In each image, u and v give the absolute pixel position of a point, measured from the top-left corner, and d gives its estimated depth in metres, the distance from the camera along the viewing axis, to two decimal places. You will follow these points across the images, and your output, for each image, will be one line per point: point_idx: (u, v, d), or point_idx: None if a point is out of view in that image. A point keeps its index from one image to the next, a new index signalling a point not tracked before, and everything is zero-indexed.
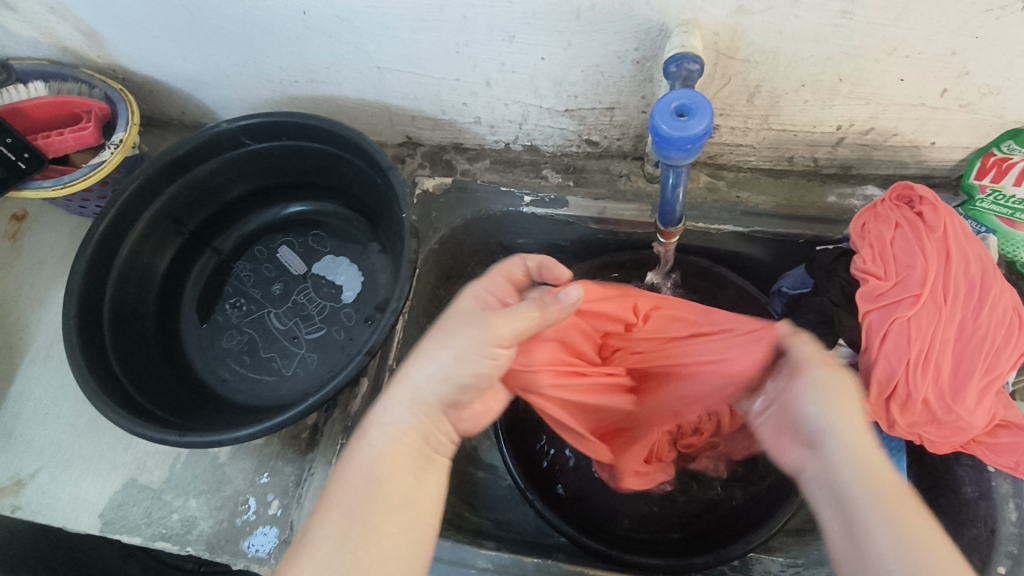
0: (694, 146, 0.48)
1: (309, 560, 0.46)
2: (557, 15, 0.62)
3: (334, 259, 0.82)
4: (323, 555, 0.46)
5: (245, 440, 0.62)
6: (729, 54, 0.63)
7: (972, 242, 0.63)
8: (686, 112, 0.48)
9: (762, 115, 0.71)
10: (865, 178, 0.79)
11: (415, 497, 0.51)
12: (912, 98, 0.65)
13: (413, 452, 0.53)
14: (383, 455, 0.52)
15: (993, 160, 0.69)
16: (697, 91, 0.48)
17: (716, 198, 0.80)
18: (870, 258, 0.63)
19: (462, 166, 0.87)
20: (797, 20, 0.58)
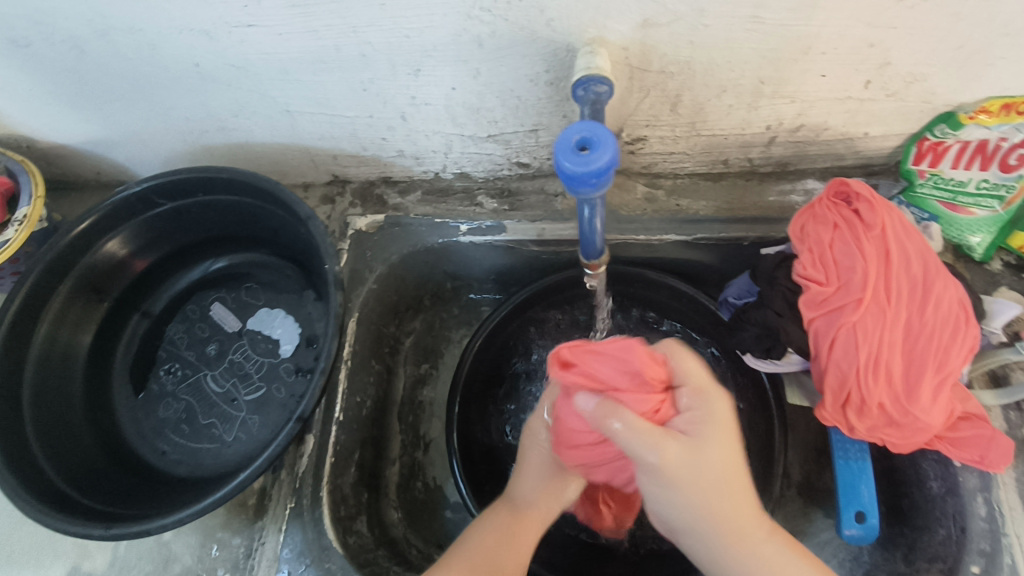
0: (602, 180, 0.46)
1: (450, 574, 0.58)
2: (458, 44, 0.59)
3: (268, 312, 0.79)
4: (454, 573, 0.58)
5: (174, 526, 0.59)
6: (643, 66, 0.61)
7: (914, 235, 0.61)
8: (589, 145, 0.46)
9: (689, 122, 0.69)
10: (804, 172, 0.77)
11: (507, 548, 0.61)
12: (837, 92, 0.63)
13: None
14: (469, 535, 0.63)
15: (928, 145, 0.68)
16: (597, 122, 0.46)
17: (655, 208, 0.77)
18: (807, 265, 0.61)
19: (394, 201, 0.84)
20: (704, 29, 0.55)
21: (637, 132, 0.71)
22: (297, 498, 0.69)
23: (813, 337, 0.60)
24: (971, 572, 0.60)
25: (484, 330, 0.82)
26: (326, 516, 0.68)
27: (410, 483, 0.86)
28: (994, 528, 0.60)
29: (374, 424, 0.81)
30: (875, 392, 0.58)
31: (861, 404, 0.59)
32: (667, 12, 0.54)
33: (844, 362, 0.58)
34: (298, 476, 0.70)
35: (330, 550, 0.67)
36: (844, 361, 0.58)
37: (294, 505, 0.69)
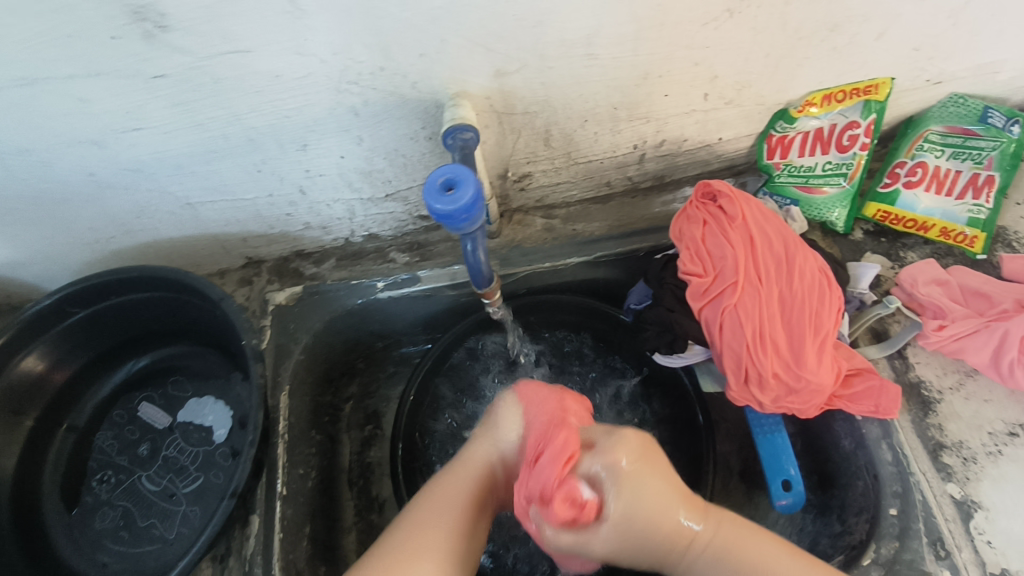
0: (474, 212, 0.50)
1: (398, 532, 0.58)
2: (336, 117, 0.64)
3: (198, 401, 0.79)
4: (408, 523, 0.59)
5: None
6: (508, 112, 0.67)
7: (772, 220, 0.68)
8: (454, 185, 0.50)
9: (564, 153, 0.75)
10: (680, 182, 0.84)
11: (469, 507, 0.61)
12: (683, 107, 0.71)
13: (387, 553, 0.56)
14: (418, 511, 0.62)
15: (775, 140, 0.77)
16: (458, 163, 0.50)
17: (554, 236, 0.83)
18: (686, 261, 0.66)
19: (310, 271, 0.87)
20: (552, 70, 0.62)
21: (520, 170, 0.77)
22: None
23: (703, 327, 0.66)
24: (891, 515, 0.64)
25: (416, 377, 0.85)
26: None
27: (369, 547, 0.86)
28: (901, 470, 0.66)
29: (323, 494, 0.81)
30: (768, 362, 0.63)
31: (759, 378, 0.65)
32: (514, 61, 0.60)
33: (735, 344, 0.64)
34: (247, 559, 0.69)
35: None
36: (734, 340, 0.64)
37: None
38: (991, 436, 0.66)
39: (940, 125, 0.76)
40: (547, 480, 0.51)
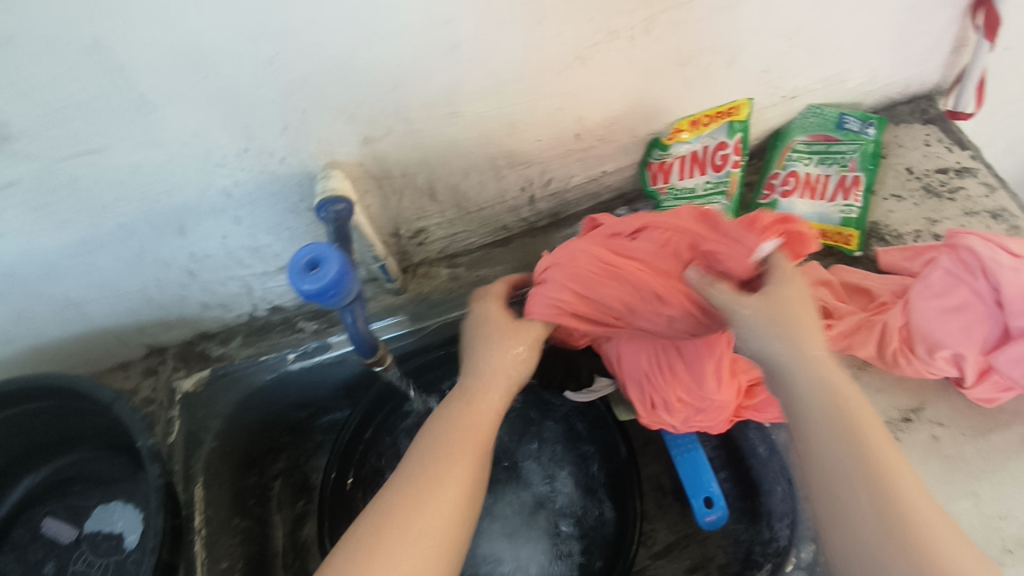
0: (347, 282, 0.50)
1: (397, 497, 0.51)
2: (207, 201, 0.63)
3: (105, 507, 0.75)
4: (407, 480, 0.52)
5: None
6: (386, 174, 0.67)
7: (697, 213, 0.61)
8: (317, 263, 0.49)
9: (453, 205, 0.76)
10: (576, 216, 0.86)
11: (476, 440, 0.56)
12: (559, 148, 0.72)
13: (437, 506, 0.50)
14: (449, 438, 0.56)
15: (654, 167, 0.80)
16: (316, 242, 0.49)
17: (460, 285, 0.84)
18: (584, 257, 0.62)
19: (217, 352, 0.85)
20: (419, 132, 0.62)
21: (413, 226, 0.77)
22: None
23: (615, 293, 0.61)
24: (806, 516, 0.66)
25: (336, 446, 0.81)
26: None
27: None
28: None
29: None
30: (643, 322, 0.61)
31: (665, 404, 0.67)
32: (379, 127, 0.60)
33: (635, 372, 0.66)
34: None
35: None
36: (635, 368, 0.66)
37: None
38: (888, 424, 0.69)
39: (804, 135, 0.81)
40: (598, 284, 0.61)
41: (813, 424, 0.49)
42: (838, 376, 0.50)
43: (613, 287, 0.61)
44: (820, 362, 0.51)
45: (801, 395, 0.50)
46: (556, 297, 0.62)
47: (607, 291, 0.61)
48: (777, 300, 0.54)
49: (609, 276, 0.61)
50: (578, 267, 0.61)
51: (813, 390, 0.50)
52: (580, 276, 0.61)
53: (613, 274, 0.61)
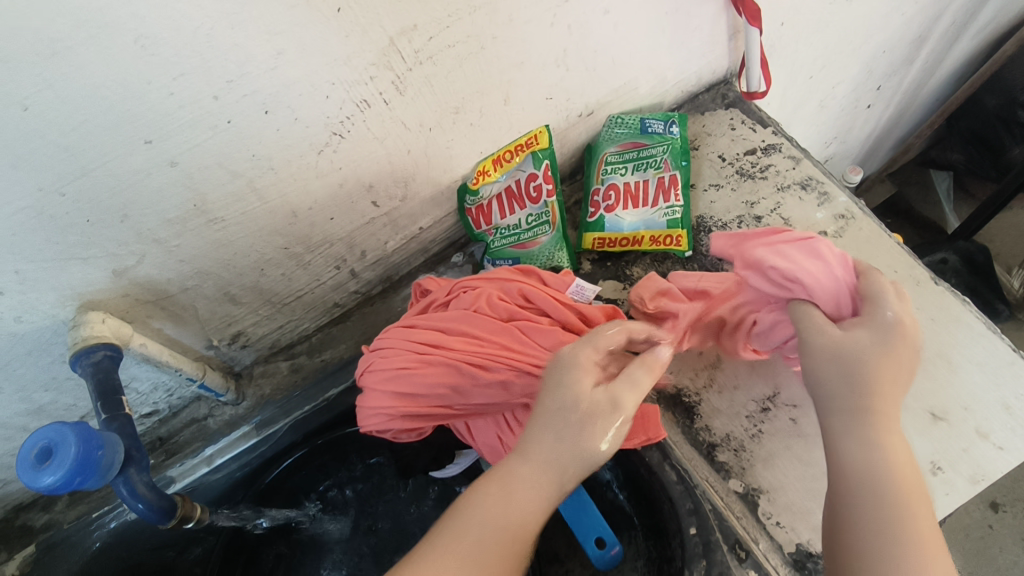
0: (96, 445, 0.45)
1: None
2: None
3: None
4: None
5: None
6: (163, 296, 0.60)
7: (494, 275, 0.64)
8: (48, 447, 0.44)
9: (265, 301, 0.70)
10: (411, 275, 0.82)
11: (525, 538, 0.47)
12: (358, 220, 0.68)
13: (525, 545, 0.46)
14: (558, 458, 0.49)
15: (473, 212, 0.76)
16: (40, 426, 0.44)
17: (304, 375, 0.77)
18: (393, 355, 0.58)
19: (41, 520, 0.74)
20: (179, 247, 0.56)
21: (228, 332, 0.70)
22: None
23: (445, 380, 0.56)
24: (693, 534, 0.63)
25: None
26: None
27: None
28: (688, 485, 0.66)
29: None
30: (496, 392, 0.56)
31: None
32: (129, 255, 0.54)
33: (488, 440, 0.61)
34: None
35: None
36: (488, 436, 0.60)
37: None
38: (749, 419, 0.68)
39: (614, 146, 0.80)
40: (418, 363, 0.57)
41: (849, 493, 0.47)
42: (899, 450, 0.48)
43: (456, 369, 0.56)
44: (882, 438, 0.48)
45: (845, 451, 0.49)
46: (384, 409, 0.58)
47: (429, 370, 0.56)
48: (854, 356, 0.52)
49: (427, 351, 0.57)
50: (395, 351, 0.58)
51: (860, 451, 0.48)
52: (397, 359, 0.57)
53: (431, 348, 0.57)
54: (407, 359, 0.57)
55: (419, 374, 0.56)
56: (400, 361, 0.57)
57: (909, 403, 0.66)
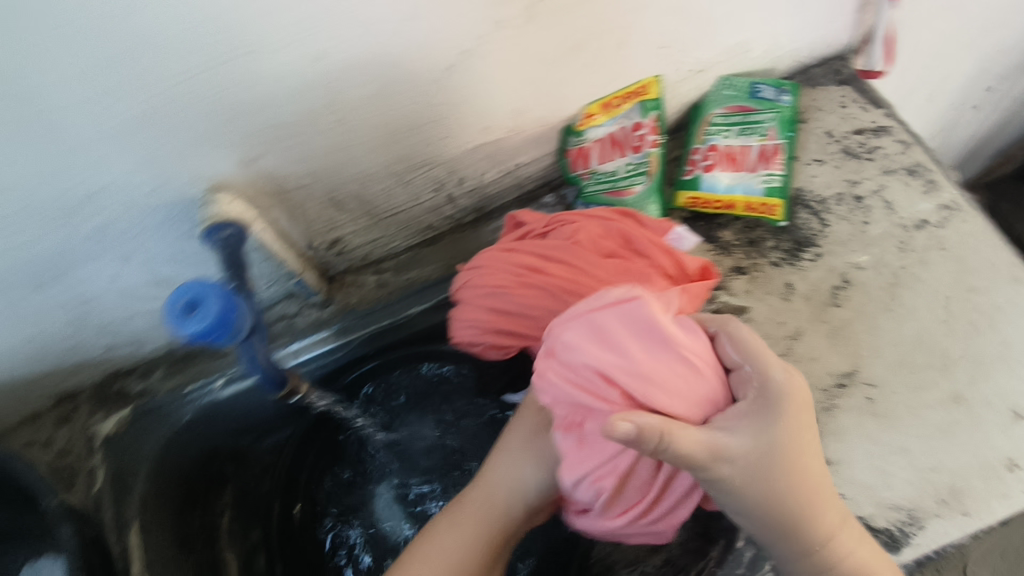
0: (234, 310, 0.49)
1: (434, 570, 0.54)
2: (85, 240, 0.58)
3: (34, 565, 0.72)
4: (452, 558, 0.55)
5: None
6: (281, 190, 0.63)
7: (595, 212, 0.65)
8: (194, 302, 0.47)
9: (365, 212, 0.73)
10: (500, 208, 0.84)
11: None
12: (466, 145, 0.70)
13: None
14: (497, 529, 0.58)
15: (573, 153, 0.77)
16: (189, 281, 0.48)
17: (389, 290, 0.81)
18: (494, 273, 0.60)
19: (137, 388, 0.80)
20: (302, 143, 0.59)
21: (328, 237, 0.74)
22: None
23: (542, 305, 0.59)
24: None
25: None
26: None
27: None
28: None
29: None
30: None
31: None
32: (258, 144, 0.57)
33: None
34: None
35: None
36: None
37: None
38: (826, 393, 0.67)
39: (720, 108, 0.80)
40: (516, 286, 0.59)
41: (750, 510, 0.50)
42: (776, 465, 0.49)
43: (553, 296, 0.58)
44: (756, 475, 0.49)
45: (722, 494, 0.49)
46: (477, 322, 0.61)
47: (526, 291, 0.59)
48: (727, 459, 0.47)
49: (526, 274, 0.59)
50: (494, 270, 0.60)
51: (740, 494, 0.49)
52: (496, 278, 0.60)
53: (530, 272, 0.59)
54: (505, 280, 0.60)
55: (515, 295, 0.59)
56: (499, 281, 0.60)
57: (991, 399, 0.66)
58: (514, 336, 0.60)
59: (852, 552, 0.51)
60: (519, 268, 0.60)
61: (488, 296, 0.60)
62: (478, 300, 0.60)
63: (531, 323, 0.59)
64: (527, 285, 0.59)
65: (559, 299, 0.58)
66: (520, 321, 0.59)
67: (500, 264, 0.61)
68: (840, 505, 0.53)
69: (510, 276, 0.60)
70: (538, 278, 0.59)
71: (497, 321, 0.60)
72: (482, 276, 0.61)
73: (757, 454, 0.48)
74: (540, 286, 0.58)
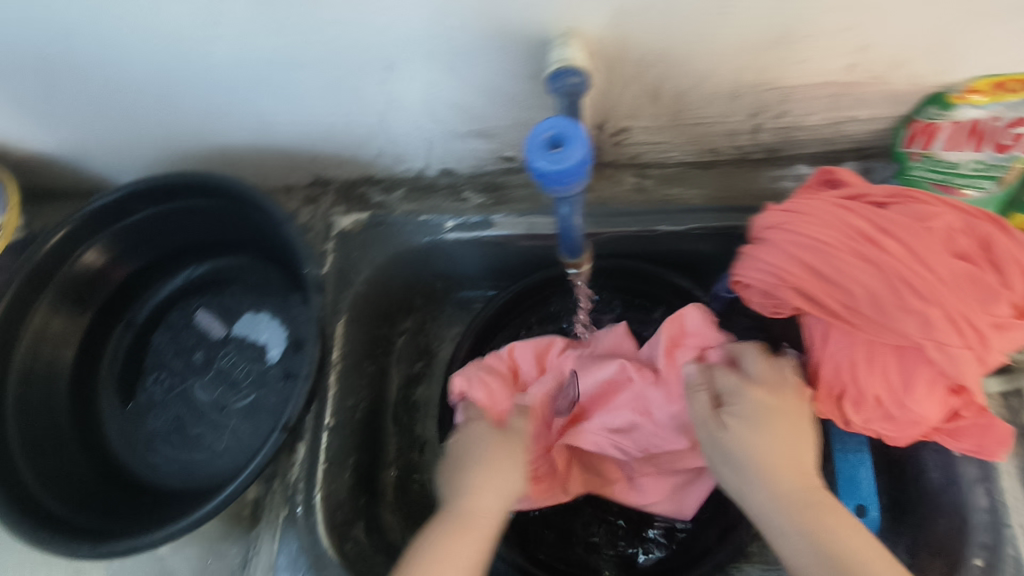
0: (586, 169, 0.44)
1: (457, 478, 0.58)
2: (430, 40, 0.56)
3: (253, 316, 0.77)
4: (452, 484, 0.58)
5: (149, 548, 0.58)
6: (619, 59, 0.58)
7: (952, 205, 0.56)
8: (559, 143, 0.44)
9: (671, 111, 0.66)
10: (795, 157, 0.75)
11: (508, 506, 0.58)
12: (822, 79, 0.61)
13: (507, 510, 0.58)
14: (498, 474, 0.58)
15: (918, 126, 0.65)
16: (567, 119, 0.43)
17: (645, 198, 0.76)
18: (823, 228, 0.54)
19: (377, 199, 0.82)
20: (677, 16, 0.52)
21: (620, 124, 0.68)
22: (290, 506, 0.69)
23: (869, 282, 0.52)
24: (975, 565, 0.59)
25: (472, 328, 0.81)
26: (320, 523, 0.68)
27: (407, 485, 0.86)
28: (996, 519, 0.60)
29: (366, 426, 0.80)
30: (913, 323, 0.51)
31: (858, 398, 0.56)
32: (638, 2, 0.51)
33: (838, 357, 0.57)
34: (290, 485, 0.70)
35: (324, 557, 0.66)
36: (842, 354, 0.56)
37: (288, 514, 0.69)
38: None
39: None
40: (842, 248, 0.53)
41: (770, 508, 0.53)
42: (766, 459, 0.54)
43: (881, 276, 0.52)
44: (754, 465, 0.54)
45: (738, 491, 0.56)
46: (781, 271, 0.55)
47: (852, 259, 0.53)
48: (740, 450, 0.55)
49: (860, 242, 0.53)
50: (824, 223, 0.54)
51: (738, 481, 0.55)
52: (824, 232, 0.54)
53: (866, 241, 0.53)
54: (833, 236, 0.54)
55: (838, 258, 0.53)
56: (825, 236, 0.54)
57: None
58: (808, 298, 0.55)
59: (838, 536, 0.51)
60: (852, 233, 0.53)
61: (805, 246, 0.54)
62: (790, 246, 0.55)
63: (836, 294, 0.53)
64: (858, 253, 0.53)
65: (886, 283, 0.52)
66: (827, 287, 0.54)
67: (832, 219, 0.54)
68: (840, 507, 0.53)
69: (839, 236, 0.53)
70: (874, 251, 0.52)
71: (801, 277, 0.54)
72: (805, 223, 0.55)
73: (791, 409, 0.56)
74: (873, 259, 0.52)
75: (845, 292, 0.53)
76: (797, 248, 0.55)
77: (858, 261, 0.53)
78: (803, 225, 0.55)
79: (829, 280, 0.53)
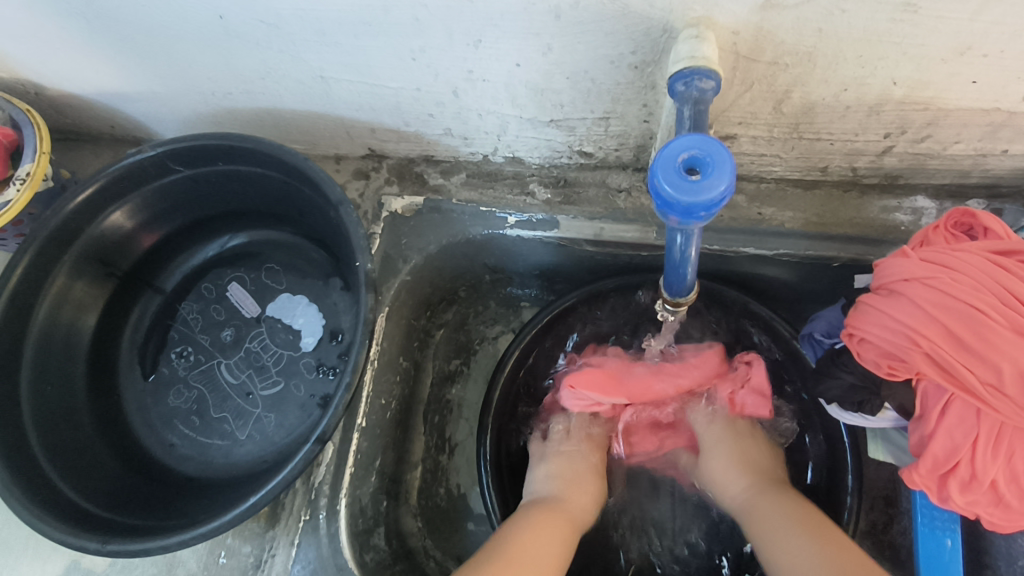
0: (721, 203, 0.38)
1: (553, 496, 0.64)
2: (530, 14, 0.48)
3: (290, 298, 0.71)
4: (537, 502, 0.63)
5: (161, 550, 0.53)
6: (751, 57, 0.49)
7: None
8: (698, 167, 0.37)
9: (792, 123, 0.57)
10: (915, 187, 0.65)
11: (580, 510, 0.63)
12: (984, 102, 0.51)
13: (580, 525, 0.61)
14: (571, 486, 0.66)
15: None
16: (715, 140, 0.37)
17: (734, 215, 0.66)
18: (974, 287, 0.47)
19: (435, 181, 0.74)
20: (840, 14, 0.43)
21: (726, 130, 0.59)
22: (312, 510, 0.63)
23: (1021, 356, 0.45)
24: None
25: (525, 334, 0.74)
26: (342, 531, 0.62)
27: (431, 490, 0.80)
28: None
29: (398, 426, 0.74)
30: None
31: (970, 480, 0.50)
32: None
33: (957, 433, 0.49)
34: (314, 487, 0.63)
35: (345, 572, 0.61)
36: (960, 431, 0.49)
37: (309, 519, 0.62)
38: None
39: None
40: (999, 317, 0.46)
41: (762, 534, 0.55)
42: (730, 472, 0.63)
43: None
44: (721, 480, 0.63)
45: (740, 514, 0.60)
46: (913, 327, 0.48)
47: (1009, 329, 0.46)
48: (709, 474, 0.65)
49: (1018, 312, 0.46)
50: (977, 284, 0.47)
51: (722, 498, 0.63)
52: (977, 295, 0.46)
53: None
54: (988, 301, 0.46)
55: (992, 327, 0.46)
56: (978, 299, 0.46)
57: None
58: (943, 366, 0.48)
59: (772, 509, 0.56)
60: (1010, 300, 0.46)
61: (953, 308, 0.47)
62: (936, 305, 0.47)
63: (979, 366, 0.47)
64: (1017, 325, 0.46)
65: None
66: (971, 357, 0.47)
67: (986, 281, 0.47)
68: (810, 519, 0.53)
69: (995, 303, 0.46)
70: None
71: (941, 342, 0.47)
72: (956, 281, 0.47)
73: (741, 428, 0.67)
74: None
75: (991, 368, 0.46)
76: (944, 309, 0.47)
77: (1016, 335, 0.46)
78: (951, 281, 0.48)
79: (978, 351, 0.46)
